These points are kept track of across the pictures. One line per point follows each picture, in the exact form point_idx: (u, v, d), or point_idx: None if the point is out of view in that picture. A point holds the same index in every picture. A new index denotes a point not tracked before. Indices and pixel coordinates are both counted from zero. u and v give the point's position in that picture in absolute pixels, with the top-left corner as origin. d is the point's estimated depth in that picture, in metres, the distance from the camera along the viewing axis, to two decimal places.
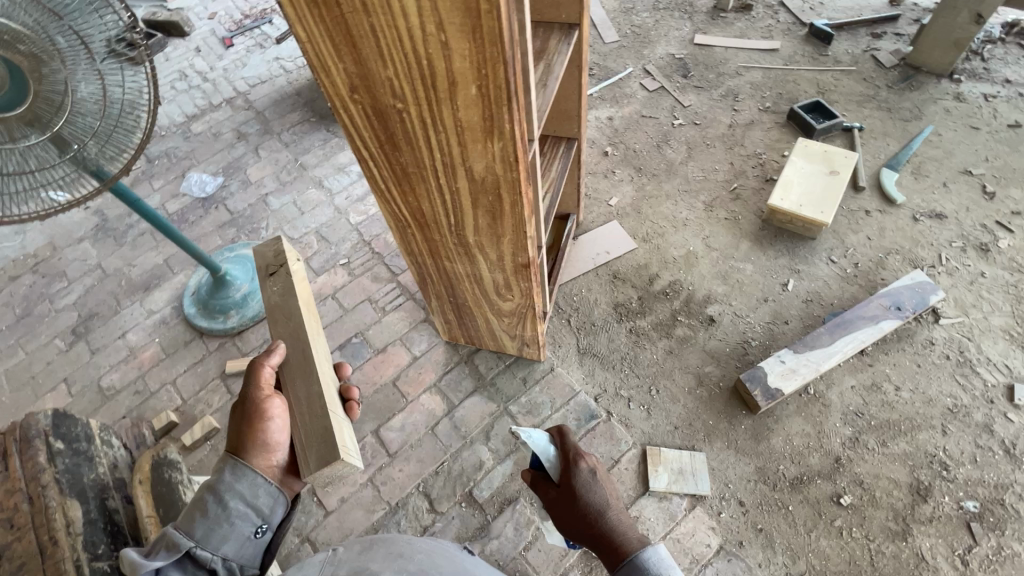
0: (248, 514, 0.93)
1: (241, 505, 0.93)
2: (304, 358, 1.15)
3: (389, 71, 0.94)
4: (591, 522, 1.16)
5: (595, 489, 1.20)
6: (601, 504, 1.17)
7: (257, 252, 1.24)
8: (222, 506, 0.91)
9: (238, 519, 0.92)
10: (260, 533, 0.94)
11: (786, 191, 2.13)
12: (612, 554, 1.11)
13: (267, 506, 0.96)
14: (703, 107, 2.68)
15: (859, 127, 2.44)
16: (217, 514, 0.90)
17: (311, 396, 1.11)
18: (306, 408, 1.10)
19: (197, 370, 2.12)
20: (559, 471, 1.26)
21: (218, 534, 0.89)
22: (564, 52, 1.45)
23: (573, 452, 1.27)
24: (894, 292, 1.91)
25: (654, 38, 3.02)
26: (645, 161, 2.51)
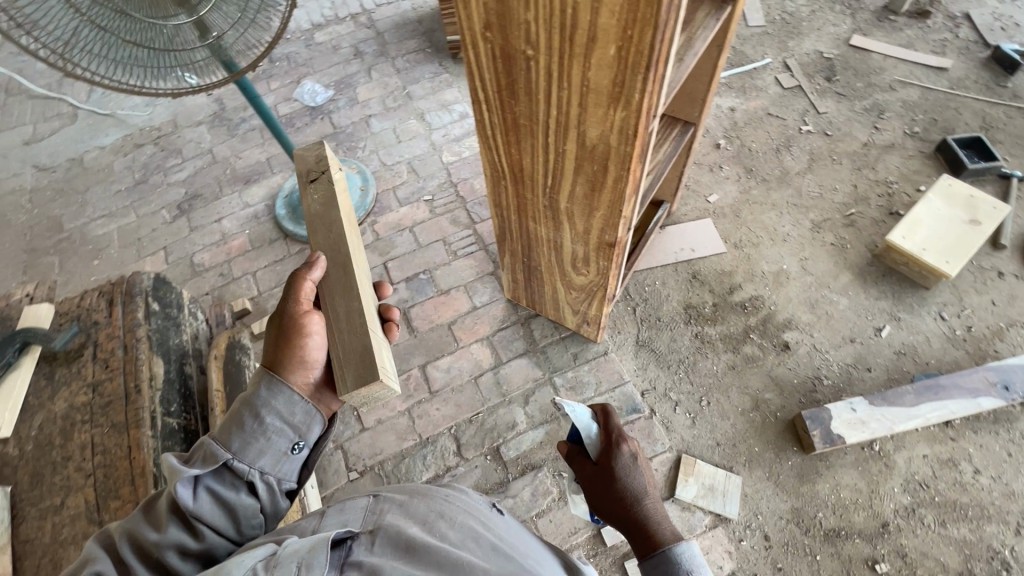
0: (285, 431, 0.90)
1: (277, 422, 0.89)
2: (345, 272, 1.12)
3: (530, 14, 0.90)
4: (627, 507, 1.14)
5: (633, 475, 1.17)
6: (639, 491, 1.15)
7: (299, 157, 1.27)
8: (257, 421, 0.88)
9: (275, 435, 0.89)
10: (297, 450, 0.92)
11: (911, 229, 1.92)
12: (643, 542, 1.10)
13: (303, 424, 0.92)
14: (840, 117, 2.42)
15: (1019, 177, 2.13)
16: (252, 432, 0.87)
17: (350, 312, 1.07)
18: (345, 324, 1.06)
19: (276, 268, 2.26)
20: (599, 450, 1.23)
21: (255, 448, 0.87)
22: (711, 27, 1.33)
23: (616, 434, 1.23)
24: (1006, 369, 1.69)
25: (804, 31, 2.74)
26: (758, 163, 2.33)
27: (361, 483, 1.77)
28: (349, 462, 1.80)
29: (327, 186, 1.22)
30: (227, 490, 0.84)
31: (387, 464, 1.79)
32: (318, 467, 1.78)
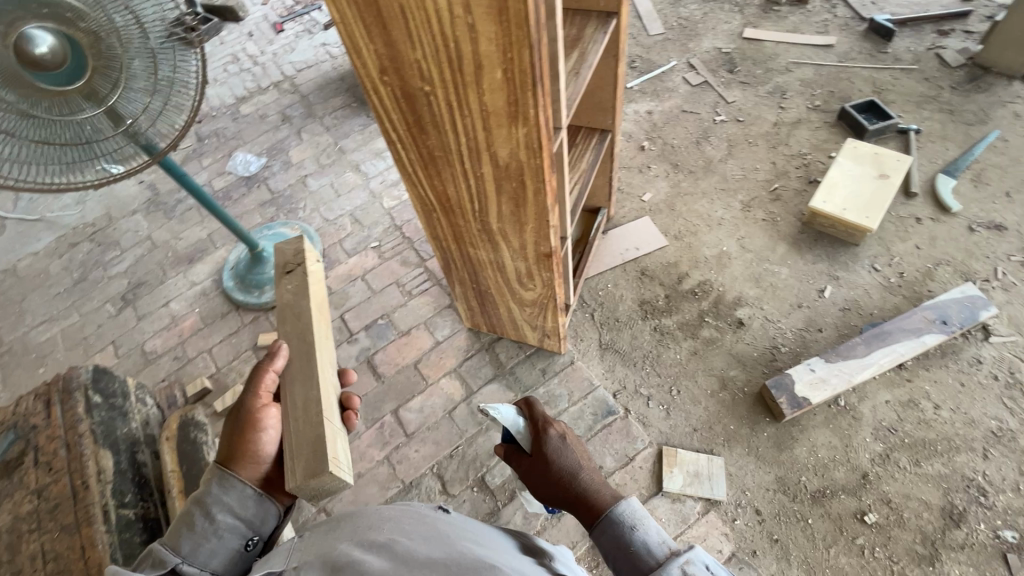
0: (237, 527, 0.91)
1: (229, 518, 0.91)
2: (309, 365, 1.14)
3: (418, 53, 0.96)
4: (564, 485, 1.15)
5: (567, 452, 1.21)
6: (573, 466, 1.17)
7: (278, 250, 1.30)
8: (210, 521, 0.89)
9: (227, 532, 0.89)
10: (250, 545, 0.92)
11: (830, 193, 2.04)
12: (587, 512, 1.10)
13: (257, 518, 0.94)
14: (748, 104, 2.59)
15: (915, 129, 2.30)
16: (205, 530, 0.88)
17: (308, 402, 1.10)
18: (301, 414, 1.08)
19: (232, 341, 2.22)
20: (530, 441, 1.27)
21: (206, 549, 0.87)
22: (600, 40, 1.42)
23: (541, 421, 1.28)
24: (941, 305, 1.79)
25: (701, 32, 2.94)
26: (682, 158, 2.45)
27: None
28: None
29: (300, 277, 1.25)
30: None
31: None
32: None
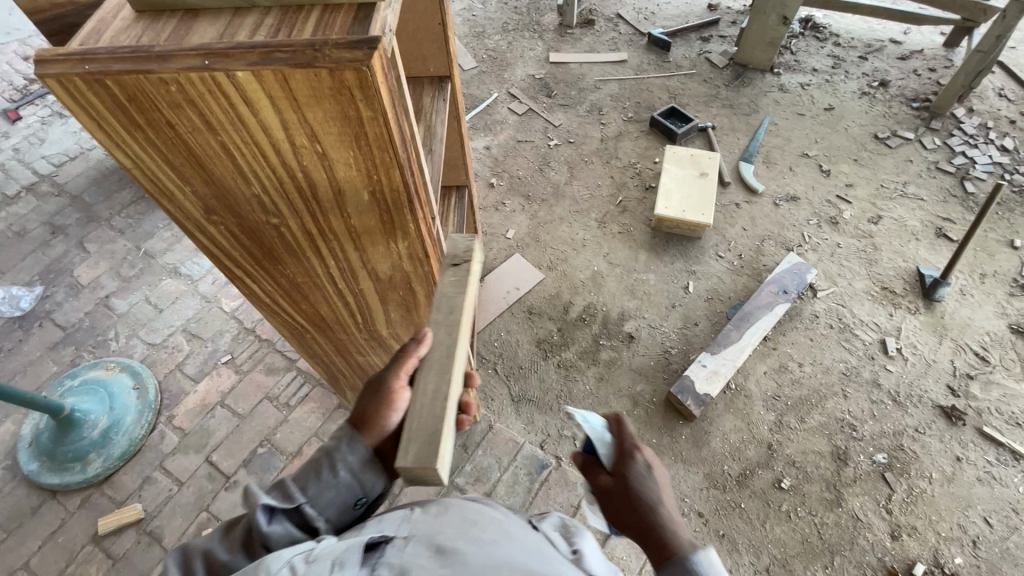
0: (354, 486, 0.79)
1: (349, 475, 0.78)
2: (453, 356, 0.81)
3: (256, 188, 0.78)
4: (641, 517, 0.86)
5: (654, 491, 0.89)
6: (652, 497, 0.88)
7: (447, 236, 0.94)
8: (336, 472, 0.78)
9: (344, 487, 0.78)
10: (362, 500, 0.80)
11: (668, 199, 2.25)
12: (654, 552, 0.83)
13: (370, 482, 0.81)
14: (573, 124, 2.74)
15: (711, 126, 2.65)
16: (323, 479, 0.77)
17: (437, 394, 0.78)
18: (426, 404, 0.78)
19: (59, 540, 1.68)
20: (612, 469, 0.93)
21: (325, 497, 0.77)
22: (442, 109, 1.34)
23: (629, 441, 0.95)
24: (778, 277, 2.08)
25: (511, 61, 3.04)
26: (532, 187, 2.50)
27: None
28: None
29: (467, 275, 0.89)
30: (294, 532, 0.71)
31: None
32: None
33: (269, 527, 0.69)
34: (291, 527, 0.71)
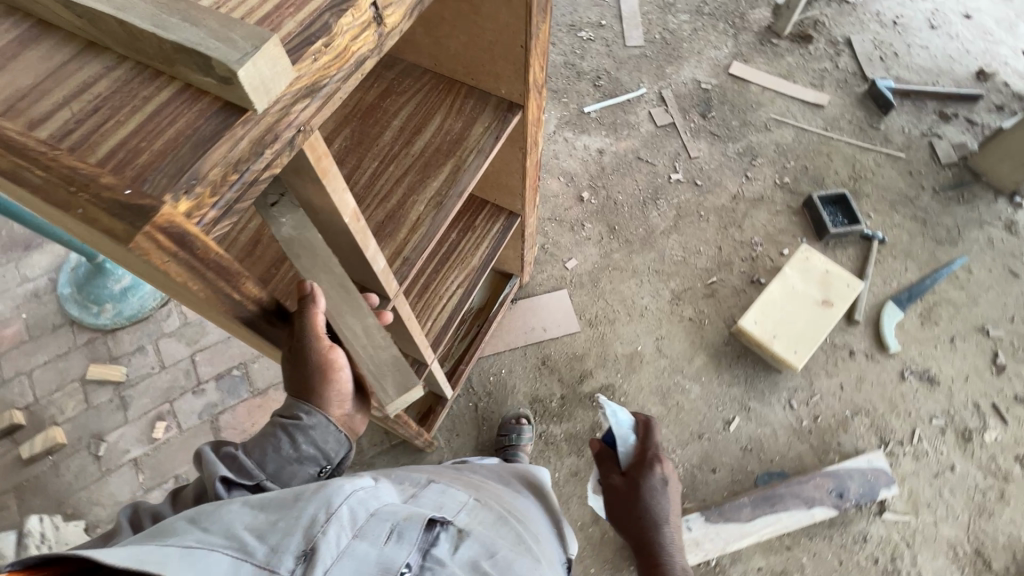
0: (316, 458, 0.81)
1: (313, 447, 0.80)
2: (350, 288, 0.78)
3: (108, 256, 0.65)
4: (643, 525, 1.10)
5: (656, 498, 1.11)
6: (658, 516, 1.10)
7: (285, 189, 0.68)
8: (296, 446, 0.79)
9: (307, 460, 0.80)
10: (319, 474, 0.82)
11: (764, 314, 1.80)
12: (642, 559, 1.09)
13: (335, 450, 0.83)
14: (711, 163, 2.23)
15: (880, 239, 2.03)
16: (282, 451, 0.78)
17: (367, 328, 0.83)
18: (365, 342, 0.84)
19: (58, 365, 1.83)
20: (629, 468, 1.16)
21: (289, 471, 0.79)
22: (485, 150, 1.06)
23: (651, 452, 1.16)
24: (842, 474, 1.64)
25: (683, 54, 2.48)
26: (622, 220, 2.12)
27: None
28: None
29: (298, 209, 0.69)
30: None
31: None
32: None
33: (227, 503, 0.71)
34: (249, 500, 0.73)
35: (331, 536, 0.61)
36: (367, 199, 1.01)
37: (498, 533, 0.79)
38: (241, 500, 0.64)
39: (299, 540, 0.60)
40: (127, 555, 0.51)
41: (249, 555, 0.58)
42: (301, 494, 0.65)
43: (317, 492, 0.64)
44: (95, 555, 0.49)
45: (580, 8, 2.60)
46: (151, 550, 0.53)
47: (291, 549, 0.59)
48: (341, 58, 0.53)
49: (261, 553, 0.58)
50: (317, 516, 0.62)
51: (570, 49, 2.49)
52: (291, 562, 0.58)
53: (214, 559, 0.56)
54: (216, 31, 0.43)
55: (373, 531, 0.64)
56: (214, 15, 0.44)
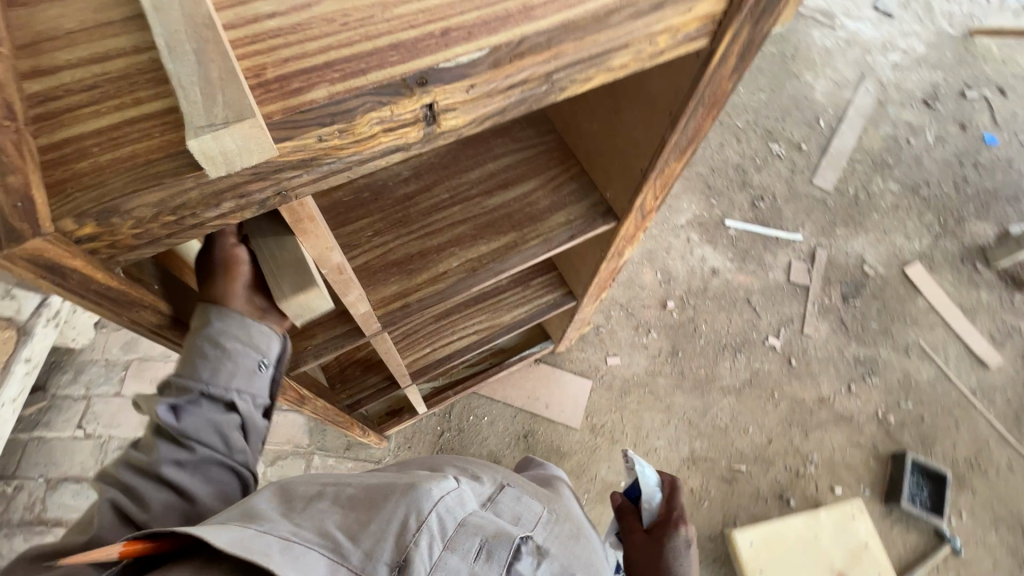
0: (246, 347, 0.63)
1: (240, 339, 0.62)
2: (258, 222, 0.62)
3: None
4: None
5: (679, 568, 0.90)
6: None
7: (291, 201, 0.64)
8: (217, 346, 0.62)
9: (239, 351, 0.63)
10: (266, 370, 0.67)
11: (767, 542, 1.58)
12: None
13: (262, 339, 0.65)
14: (820, 350, 1.94)
15: (956, 547, 1.66)
16: (206, 358, 0.61)
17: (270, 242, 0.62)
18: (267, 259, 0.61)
19: None
20: (653, 525, 0.97)
21: (228, 370, 0.63)
22: (552, 243, 0.96)
23: (676, 511, 0.97)
24: None
25: (865, 224, 2.16)
26: (689, 350, 1.92)
27: (80, 446, 1.60)
28: (81, 419, 1.63)
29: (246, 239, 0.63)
30: (213, 415, 0.63)
31: (108, 444, 1.60)
32: (50, 407, 1.65)
33: (181, 428, 0.61)
34: (209, 415, 0.63)
35: (424, 547, 0.55)
36: (414, 224, 0.96)
37: (568, 558, 0.72)
38: (328, 494, 0.62)
39: (393, 546, 0.55)
40: (231, 538, 0.50)
41: (343, 557, 0.54)
42: (388, 497, 0.59)
43: (405, 493, 0.59)
44: (205, 533, 0.50)
45: (788, 120, 2.34)
46: (256, 538, 0.51)
47: (384, 556, 0.54)
48: (361, 144, 0.46)
49: (356, 555, 0.54)
50: (410, 521, 0.56)
51: (750, 155, 2.27)
52: (388, 568, 0.53)
53: (309, 553, 0.53)
54: (209, 83, 0.38)
55: (462, 544, 0.57)
56: (225, 61, 0.39)
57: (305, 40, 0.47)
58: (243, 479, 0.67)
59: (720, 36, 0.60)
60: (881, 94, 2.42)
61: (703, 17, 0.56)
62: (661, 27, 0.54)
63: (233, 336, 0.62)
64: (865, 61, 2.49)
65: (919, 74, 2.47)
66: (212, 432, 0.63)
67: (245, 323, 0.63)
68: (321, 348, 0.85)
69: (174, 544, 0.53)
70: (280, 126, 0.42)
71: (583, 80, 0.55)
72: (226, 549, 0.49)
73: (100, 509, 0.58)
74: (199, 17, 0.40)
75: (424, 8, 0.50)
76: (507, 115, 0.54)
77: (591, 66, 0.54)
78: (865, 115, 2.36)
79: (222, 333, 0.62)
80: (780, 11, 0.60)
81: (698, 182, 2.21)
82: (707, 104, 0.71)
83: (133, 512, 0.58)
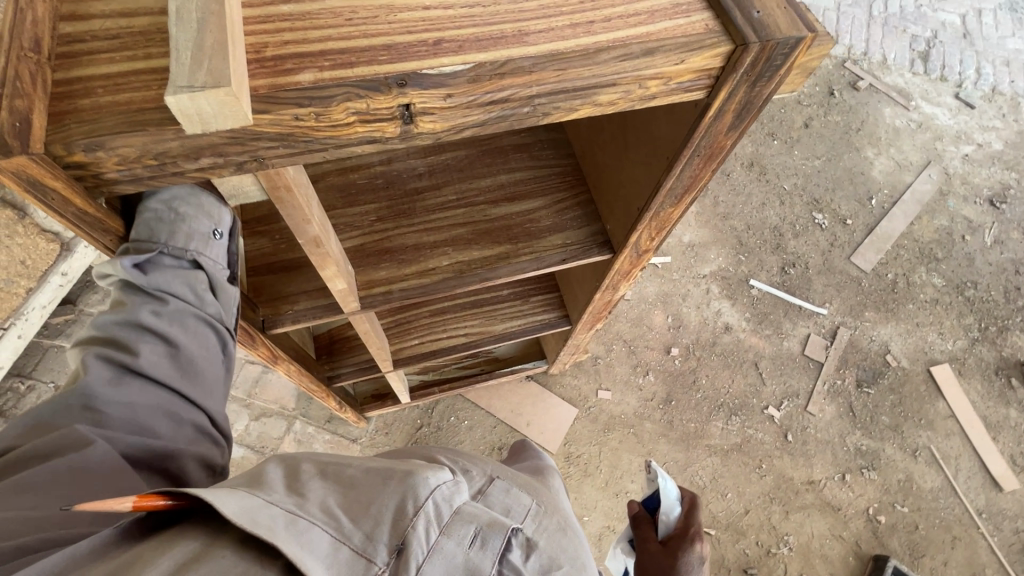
0: (197, 215, 0.58)
1: (189, 207, 0.57)
2: None
3: None
4: None
5: None
6: None
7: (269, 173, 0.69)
8: (168, 208, 0.56)
9: (190, 217, 0.57)
10: (224, 238, 0.62)
11: None
12: None
13: (211, 210, 0.59)
14: (820, 432, 1.86)
15: None
16: (159, 219, 0.56)
17: None
18: None
19: None
20: (669, 539, 0.82)
21: (183, 235, 0.57)
22: (543, 262, 0.98)
23: (692, 527, 0.82)
24: None
25: (898, 314, 2.07)
26: (684, 401, 1.88)
27: None
28: None
29: None
30: (180, 271, 0.60)
31: None
32: (74, 320, 1.77)
33: (149, 282, 0.58)
34: (177, 271, 0.60)
35: (422, 531, 0.47)
36: (416, 218, 1.00)
37: (562, 551, 0.58)
38: (331, 471, 0.54)
39: (391, 531, 0.47)
40: (241, 507, 0.45)
41: (345, 536, 0.46)
42: (389, 480, 0.50)
43: (403, 478, 0.50)
44: (214, 497, 0.45)
45: (838, 192, 2.28)
46: (264, 510, 0.46)
47: (384, 538, 0.46)
48: (337, 129, 0.50)
49: (357, 536, 0.46)
50: (407, 505, 0.48)
51: (791, 220, 2.21)
52: (387, 551, 0.46)
53: (314, 530, 0.46)
54: (201, 50, 0.42)
55: (458, 531, 0.49)
56: (221, 33, 0.43)
57: (311, 28, 0.51)
58: (223, 332, 0.66)
59: (715, 91, 0.61)
60: (944, 184, 2.32)
61: (698, 70, 0.58)
62: (651, 72, 0.56)
63: (183, 198, 0.56)
64: (935, 148, 2.39)
65: (990, 172, 2.36)
66: (183, 288, 0.61)
67: (196, 192, 0.57)
68: (300, 315, 0.89)
69: (185, 504, 0.47)
70: (261, 100, 0.46)
71: (568, 109, 0.58)
72: (234, 519, 0.44)
73: (89, 363, 0.58)
74: None
75: (425, 18, 0.53)
76: (487, 128, 0.57)
77: (576, 97, 0.56)
78: (922, 202, 2.27)
79: (173, 197, 0.56)
80: (781, 77, 0.60)
81: (731, 236, 2.17)
82: (705, 155, 0.72)
83: (121, 362, 0.59)
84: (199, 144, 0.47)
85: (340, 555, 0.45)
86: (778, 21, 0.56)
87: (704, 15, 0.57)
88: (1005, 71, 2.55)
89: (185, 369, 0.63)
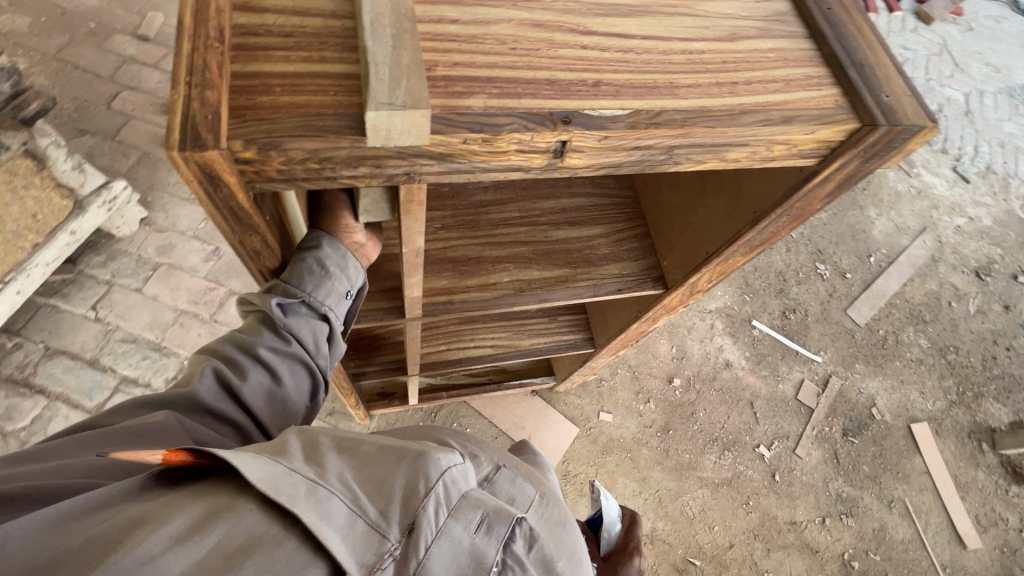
0: (337, 273, 0.65)
1: (333, 265, 0.64)
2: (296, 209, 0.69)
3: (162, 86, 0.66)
4: None
5: None
6: None
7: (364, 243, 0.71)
8: (320, 265, 0.64)
9: (331, 274, 0.64)
10: (351, 298, 0.68)
11: None
12: None
13: (349, 270, 0.66)
14: (806, 475, 1.93)
15: None
16: (310, 271, 0.63)
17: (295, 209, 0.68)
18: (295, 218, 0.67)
19: None
20: (608, 554, 0.83)
21: (318, 287, 0.64)
22: (600, 290, 0.99)
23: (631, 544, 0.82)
24: None
25: (886, 369, 2.17)
26: (681, 432, 1.92)
27: (88, 324, 1.64)
28: (98, 301, 1.67)
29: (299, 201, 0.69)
30: (308, 328, 0.64)
31: (115, 331, 1.63)
32: (74, 280, 1.69)
33: (285, 326, 0.63)
34: (309, 320, 0.64)
35: (432, 512, 0.46)
36: (479, 231, 1.01)
37: (562, 545, 0.55)
38: (348, 444, 0.53)
39: (403, 508, 0.46)
40: (266, 472, 0.45)
41: (361, 509, 0.46)
42: (403, 454, 0.50)
43: (416, 457, 0.49)
44: (239, 461, 0.44)
45: (841, 246, 2.38)
46: (287, 476, 0.45)
47: (397, 516, 0.46)
48: (492, 155, 0.51)
49: (372, 510, 0.46)
50: (419, 485, 0.47)
51: (795, 267, 2.30)
52: (400, 529, 0.45)
53: (333, 500, 0.45)
54: (398, 67, 0.44)
55: (466, 515, 0.47)
56: (414, 54, 0.45)
57: (477, 52, 0.51)
58: (319, 386, 0.69)
59: (828, 161, 0.64)
60: (936, 251, 2.44)
61: (821, 141, 0.60)
62: (783, 138, 0.58)
63: (333, 256, 0.64)
64: (931, 216, 2.52)
65: (978, 245, 2.49)
66: (307, 339, 0.65)
67: (346, 253, 0.65)
68: (360, 315, 0.88)
69: (208, 463, 0.48)
70: (436, 121, 0.47)
71: (696, 161, 0.60)
72: (258, 484, 0.44)
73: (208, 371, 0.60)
74: (401, 10, 0.48)
75: (583, 57, 0.55)
76: (622, 169, 0.58)
77: (710, 152, 0.58)
78: (915, 266, 2.38)
79: (326, 255, 0.64)
80: (890, 157, 0.64)
81: (738, 276, 2.24)
82: (792, 215, 0.76)
83: (230, 381, 0.61)
84: (368, 152, 0.47)
85: (357, 527, 0.45)
86: (905, 107, 0.59)
87: (833, 91, 0.60)
88: (999, 151, 2.71)
89: (276, 404, 0.64)
